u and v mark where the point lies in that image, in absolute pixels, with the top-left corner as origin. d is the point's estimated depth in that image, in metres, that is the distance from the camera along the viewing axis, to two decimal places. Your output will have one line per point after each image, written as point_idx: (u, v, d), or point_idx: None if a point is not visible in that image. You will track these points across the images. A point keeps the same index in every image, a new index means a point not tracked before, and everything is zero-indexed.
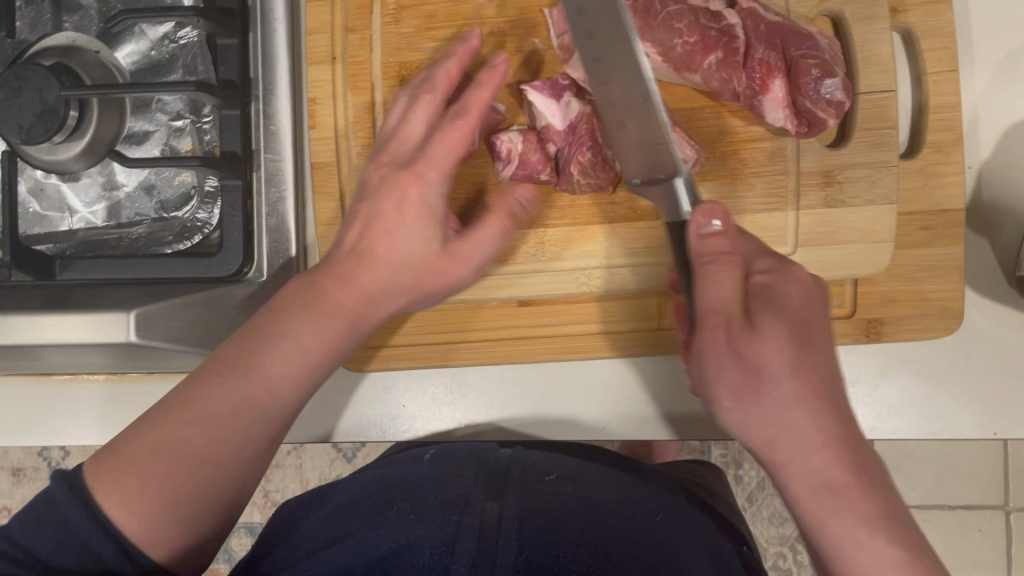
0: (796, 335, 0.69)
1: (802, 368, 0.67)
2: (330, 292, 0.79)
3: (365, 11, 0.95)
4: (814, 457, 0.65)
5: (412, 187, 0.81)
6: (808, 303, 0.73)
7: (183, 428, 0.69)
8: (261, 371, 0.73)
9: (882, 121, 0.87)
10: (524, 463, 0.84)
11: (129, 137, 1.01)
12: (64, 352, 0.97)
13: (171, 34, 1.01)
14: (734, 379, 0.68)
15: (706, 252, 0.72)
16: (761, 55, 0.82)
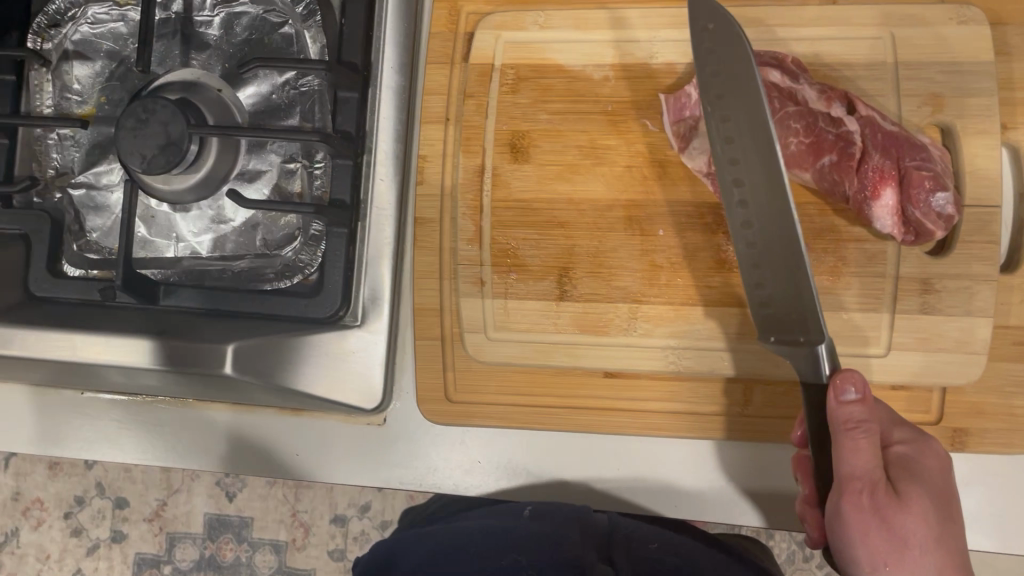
0: (938, 506, 0.78)
1: (942, 540, 0.78)
2: None
3: (485, 79, 0.98)
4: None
5: None
6: (942, 468, 0.80)
7: None
8: None
9: (985, 234, 0.89)
10: (624, 528, 0.96)
11: (242, 174, 1.05)
12: (135, 373, 0.97)
13: (292, 80, 1.05)
14: (879, 539, 0.77)
15: (849, 421, 0.75)
16: (875, 162, 0.84)
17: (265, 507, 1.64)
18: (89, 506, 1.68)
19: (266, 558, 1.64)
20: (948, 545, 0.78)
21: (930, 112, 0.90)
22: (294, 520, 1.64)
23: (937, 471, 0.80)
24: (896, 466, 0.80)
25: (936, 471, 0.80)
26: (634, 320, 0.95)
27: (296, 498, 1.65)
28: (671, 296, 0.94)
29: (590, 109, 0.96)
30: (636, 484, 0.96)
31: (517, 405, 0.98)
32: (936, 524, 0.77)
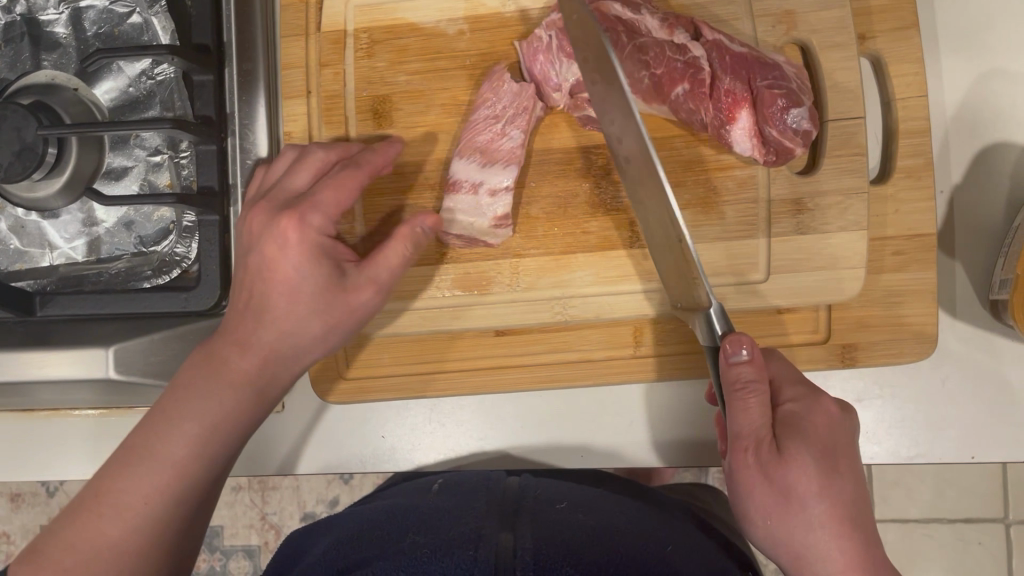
0: (825, 461, 0.75)
1: (826, 493, 0.74)
2: (227, 359, 0.78)
3: (339, 46, 0.97)
4: (844, 573, 0.74)
5: (292, 230, 0.78)
6: (830, 432, 0.76)
7: (120, 482, 0.73)
8: (163, 451, 0.74)
9: (852, 146, 0.88)
10: (535, 494, 0.88)
11: (108, 173, 1.02)
12: (54, 390, 0.98)
13: (148, 71, 1.01)
14: (766, 498, 0.75)
15: (738, 381, 0.72)
16: (727, 86, 0.84)
17: (231, 514, 1.54)
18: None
19: (240, 564, 1.54)
20: (841, 510, 0.74)
21: (784, 30, 0.90)
22: (263, 524, 1.54)
23: (827, 436, 0.76)
24: (783, 424, 0.76)
25: (826, 436, 0.76)
26: (517, 275, 0.94)
27: (261, 500, 1.54)
28: (550, 246, 0.94)
29: (449, 65, 0.95)
30: (539, 442, 0.96)
31: (411, 375, 0.96)
32: (822, 487, 0.74)
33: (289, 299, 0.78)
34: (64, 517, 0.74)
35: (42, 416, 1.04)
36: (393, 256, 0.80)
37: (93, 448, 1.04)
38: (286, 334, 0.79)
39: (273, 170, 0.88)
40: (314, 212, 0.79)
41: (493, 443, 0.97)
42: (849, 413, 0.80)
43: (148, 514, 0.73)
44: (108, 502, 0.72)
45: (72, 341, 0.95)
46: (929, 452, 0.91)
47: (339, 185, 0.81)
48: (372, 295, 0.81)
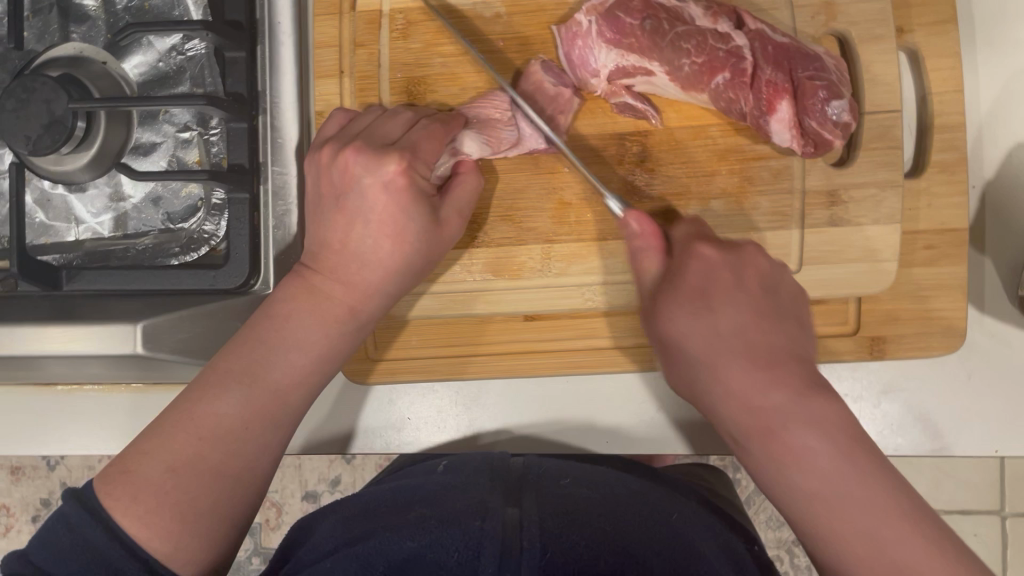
0: (691, 301, 0.79)
1: (701, 324, 0.78)
2: (323, 288, 0.82)
3: (374, 26, 0.97)
4: (734, 401, 0.76)
5: (393, 171, 0.81)
6: (710, 271, 0.80)
7: (220, 403, 0.75)
8: (268, 378, 0.77)
9: (887, 140, 0.88)
10: (539, 472, 0.86)
11: (136, 148, 1.01)
12: (67, 363, 0.96)
13: (179, 46, 1.01)
14: (661, 355, 0.82)
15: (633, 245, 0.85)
16: (768, 77, 0.85)
17: None
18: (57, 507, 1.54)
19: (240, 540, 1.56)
20: (720, 342, 0.78)
21: (823, 21, 0.90)
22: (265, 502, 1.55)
23: (698, 279, 0.80)
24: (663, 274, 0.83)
25: (696, 279, 0.80)
26: (548, 261, 0.94)
27: None
28: (582, 233, 0.94)
29: (484, 47, 0.95)
30: (561, 425, 0.96)
31: (437, 357, 0.97)
32: (692, 328, 0.79)
33: (382, 240, 0.82)
34: (133, 452, 0.73)
35: (61, 390, 1.04)
36: (470, 190, 0.87)
37: (114, 421, 1.04)
38: (354, 279, 0.83)
39: (361, 120, 0.89)
40: (418, 163, 0.83)
41: (517, 426, 0.97)
42: (750, 247, 0.82)
43: (233, 432, 0.74)
44: (225, 399, 0.75)
45: (99, 317, 0.92)
46: (952, 445, 0.91)
47: (434, 136, 0.86)
48: (456, 224, 0.86)
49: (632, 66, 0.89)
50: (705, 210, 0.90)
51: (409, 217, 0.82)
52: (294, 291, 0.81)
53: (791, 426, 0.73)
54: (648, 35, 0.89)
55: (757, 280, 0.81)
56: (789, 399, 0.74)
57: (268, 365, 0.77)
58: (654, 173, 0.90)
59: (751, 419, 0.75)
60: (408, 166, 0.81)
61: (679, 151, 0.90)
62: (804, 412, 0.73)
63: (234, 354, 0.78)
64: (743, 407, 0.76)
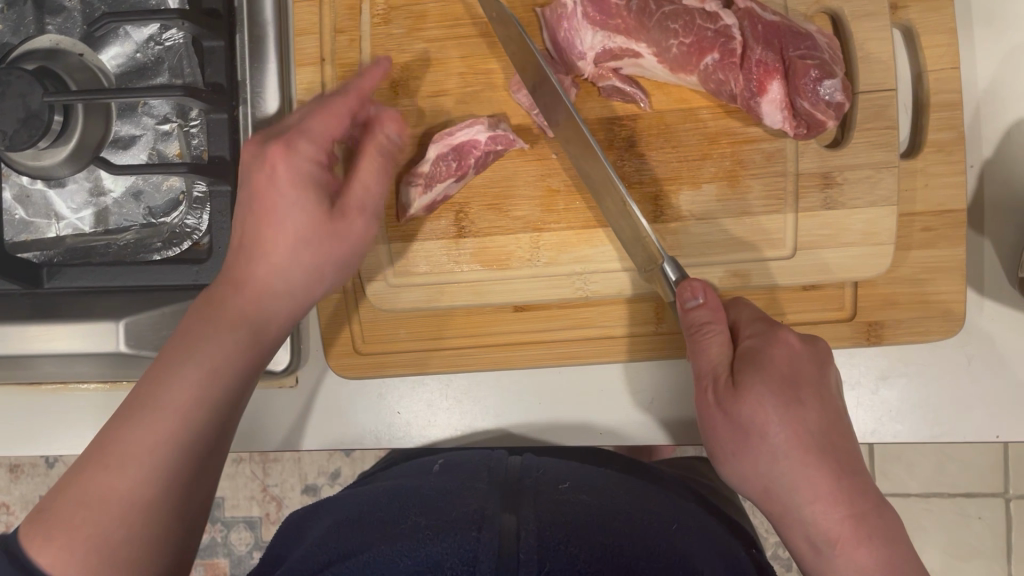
0: (783, 397, 0.73)
1: (793, 424, 0.73)
2: (229, 299, 0.74)
3: (354, 11, 0.95)
4: (815, 505, 0.73)
5: (281, 162, 0.74)
6: (795, 363, 0.75)
7: (133, 429, 0.66)
8: (166, 401, 0.67)
9: (882, 119, 0.86)
10: (536, 474, 0.84)
11: (116, 141, 0.99)
12: (57, 362, 0.95)
13: (156, 36, 0.98)
14: (728, 435, 0.75)
15: (694, 324, 0.78)
16: (759, 56, 0.82)
17: (233, 485, 1.53)
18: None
19: (241, 535, 1.53)
20: (808, 442, 0.73)
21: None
22: (265, 496, 1.53)
23: (787, 369, 0.74)
24: (744, 359, 0.75)
25: (785, 369, 0.74)
26: (536, 250, 0.93)
27: (262, 472, 1.54)
28: (571, 221, 0.92)
29: (466, 32, 0.93)
30: (554, 421, 0.94)
31: (426, 348, 0.95)
32: (783, 424, 0.72)
33: (278, 238, 0.75)
34: (51, 498, 0.65)
35: (49, 389, 1.02)
36: (372, 170, 0.79)
37: (102, 420, 1.02)
38: (253, 275, 0.75)
39: (290, 116, 0.82)
40: (304, 141, 0.75)
41: (510, 424, 0.95)
42: (821, 345, 0.78)
43: (151, 457, 0.66)
44: (135, 430, 0.66)
45: (81, 315, 0.91)
46: (953, 431, 0.89)
47: (329, 111, 0.76)
48: (360, 219, 0.79)
49: (619, 47, 0.87)
50: (696, 193, 0.88)
51: (297, 205, 0.75)
52: (196, 310, 0.74)
53: (860, 541, 0.72)
54: (635, 16, 0.86)
55: (829, 386, 0.77)
56: (864, 511, 0.73)
57: (169, 376, 0.69)
58: (644, 156, 0.88)
59: (817, 516, 0.73)
60: (289, 147, 0.74)
61: (669, 134, 0.88)
62: (876, 524, 0.73)
63: (145, 381, 0.69)
64: (824, 519, 0.73)
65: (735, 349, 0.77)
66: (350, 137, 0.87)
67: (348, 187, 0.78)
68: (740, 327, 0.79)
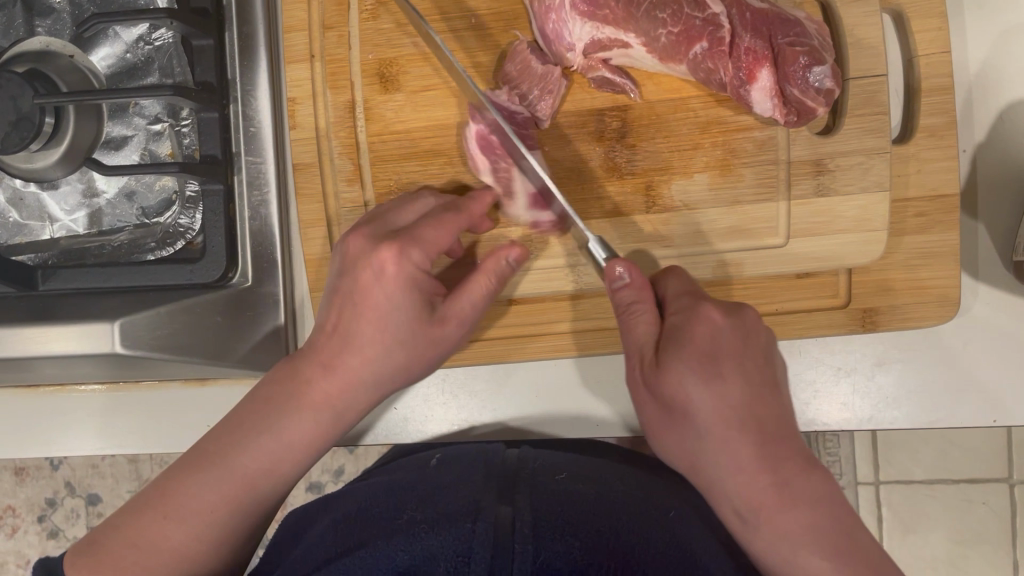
0: (701, 368, 0.70)
1: (714, 395, 0.70)
2: (314, 382, 0.77)
3: (343, 8, 0.94)
4: (738, 475, 0.69)
5: (389, 264, 0.77)
6: (717, 338, 0.72)
7: (195, 488, 0.73)
8: (239, 468, 0.74)
9: (874, 105, 0.85)
10: (533, 465, 0.84)
11: (107, 142, 0.99)
12: (58, 364, 0.95)
13: (146, 36, 0.98)
14: (657, 412, 0.74)
15: (624, 304, 0.77)
16: (748, 44, 0.83)
17: None
18: (62, 507, 1.53)
19: None
20: (729, 413, 0.70)
21: None
22: None
23: (705, 343, 0.72)
24: (668, 336, 0.74)
25: (704, 342, 0.72)
26: (530, 243, 0.93)
27: None
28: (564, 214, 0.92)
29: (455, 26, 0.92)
30: (551, 412, 0.95)
31: None
32: (702, 397, 0.70)
33: (366, 334, 0.78)
34: (124, 516, 0.73)
35: (49, 390, 1.02)
36: (474, 292, 0.80)
37: (102, 420, 1.02)
38: (343, 369, 0.77)
39: (399, 208, 0.84)
40: (415, 250, 0.78)
41: (507, 417, 0.96)
42: (750, 314, 0.76)
43: (203, 514, 0.72)
44: (196, 489, 0.73)
45: (74, 317, 0.91)
46: (948, 416, 0.89)
47: (442, 223, 0.81)
48: (457, 328, 0.81)
49: (607, 38, 0.87)
50: (689, 183, 0.88)
51: (397, 315, 0.77)
52: (283, 378, 0.78)
53: (785, 510, 0.68)
54: (623, 6, 0.86)
55: (761, 353, 0.74)
56: (785, 476, 0.68)
57: (241, 450, 0.74)
58: (635, 147, 0.88)
59: (738, 485, 0.69)
60: (402, 255, 0.77)
61: (660, 125, 0.88)
62: (800, 487, 0.68)
63: (214, 437, 0.76)
64: (747, 489, 0.69)
65: (663, 327, 0.75)
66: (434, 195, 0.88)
67: (450, 300, 0.80)
68: (670, 302, 0.78)
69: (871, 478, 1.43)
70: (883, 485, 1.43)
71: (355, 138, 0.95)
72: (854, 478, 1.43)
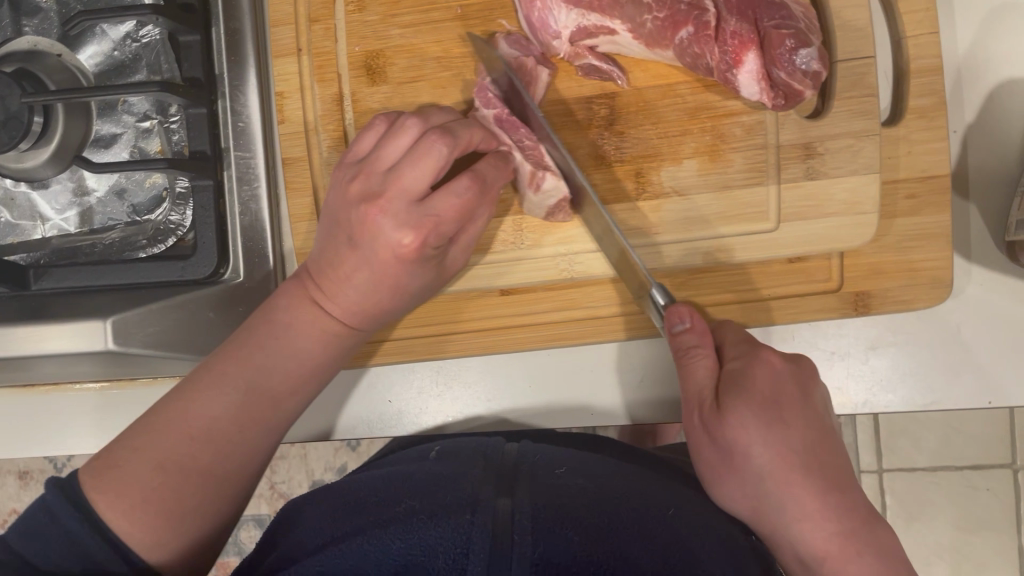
0: (765, 416, 0.73)
1: (783, 445, 0.73)
2: (332, 304, 0.81)
3: (328, 0, 0.94)
4: (805, 524, 0.72)
5: (408, 231, 0.76)
6: (777, 383, 0.75)
7: (212, 405, 0.74)
8: (262, 387, 0.77)
9: (862, 87, 0.85)
10: (533, 460, 0.84)
11: (97, 140, 0.99)
12: (56, 363, 0.95)
13: (133, 33, 0.98)
14: (713, 457, 0.76)
15: (682, 348, 0.79)
16: (733, 28, 0.82)
17: None
18: None
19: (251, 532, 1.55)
20: (791, 461, 0.73)
21: None
22: (272, 493, 1.54)
23: (768, 389, 0.74)
24: (728, 380, 0.76)
25: (767, 389, 0.74)
26: (521, 232, 0.92)
27: (269, 470, 1.54)
28: None
29: (441, 16, 0.92)
30: (547, 404, 0.94)
31: (415, 337, 0.95)
32: (763, 442, 0.72)
33: (382, 285, 0.80)
34: (139, 425, 0.73)
35: (45, 390, 1.02)
36: (478, 223, 0.83)
37: (99, 419, 1.02)
38: (357, 306, 0.81)
39: (392, 140, 0.78)
40: (436, 231, 0.77)
41: (503, 410, 0.95)
42: (806, 364, 0.79)
43: (227, 432, 0.74)
44: (214, 397, 0.74)
45: (65, 315, 0.91)
46: (944, 399, 0.89)
47: (463, 203, 0.77)
48: (458, 259, 0.86)
49: (594, 25, 0.87)
50: (678, 170, 0.88)
51: (411, 274, 0.80)
52: (297, 297, 0.81)
53: (850, 559, 0.71)
54: None
55: (817, 400, 0.77)
56: (854, 528, 0.72)
57: (258, 370, 0.77)
58: (624, 135, 0.88)
59: (806, 533, 0.72)
60: (425, 241, 0.77)
61: (648, 112, 0.88)
62: (866, 541, 0.71)
63: (227, 359, 0.77)
64: (819, 536, 0.72)
65: (720, 372, 0.77)
66: (428, 117, 0.81)
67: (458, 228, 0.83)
68: (723, 349, 0.80)
69: (875, 466, 1.44)
70: (886, 473, 1.43)
71: (343, 131, 0.95)
72: (856, 467, 1.44)
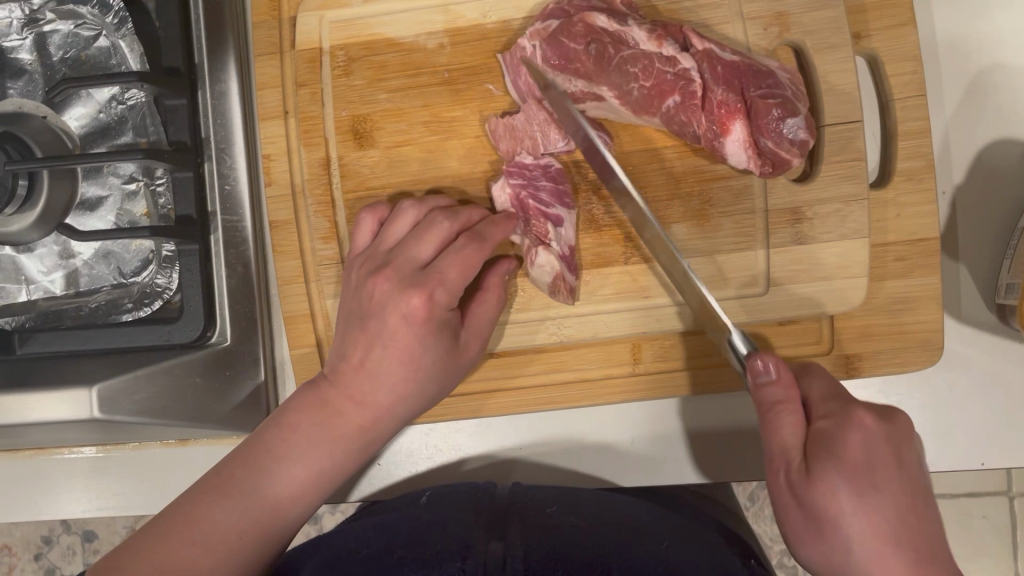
0: (851, 480, 0.64)
1: (864, 503, 0.64)
2: (346, 369, 0.80)
3: (315, 65, 0.93)
4: None
5: (415, 296, 0.77)
6: (872, 448, 0.65)
7: (220, 511, 0.72)
8: (268, 489, 0.75)
9: (850, 152, 0.85)
10: (525, 501, 0.82)
11: (83, 203, 0.98)
12: (46, 431, 0.94)
13: (118, 95, 0.97)
14: (802, 521, 0.67)
15: (767, 403, 0.70)
16: (720, 97, 0.83)
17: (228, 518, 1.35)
18: (59, 545, 1.37)
19: None
20: (884, 529, 0.64)
21: (777, 32, 0.87)
22: None
23: (863, 456, 0.65)
24: (816, 443, 0.67)
25: (860, 455, 0.65)
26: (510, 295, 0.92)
27: None
28: None
29: (429, 80, 0.92)
30: (542, 454, 0.94)
31: None
32: (852, 507, 0.64)
33: (394, 365, 0.79)
34: (153, 526, 0.71)
35: (34, 454, 1.00)
36: (484, 310, 0.83)
37: (88, 482, 1.00)
38: (369, 400, 0.80)
39: (394, 227, 0.84)
40: (441, 291, 0.78)
41: (499, 463, 0.94)
42: (819, 372, 0.75)
43: (229, 544, 0.71)
44: (224, 501, 0.73)
45: (54, 382, 0.90)
46: (937, 460, 0.88)
47: (469, 262, 0.79)
48: (474, 351, 0.83)
49: (580, 91, 0.88)
50: (666, 234, 0.87)
51: (425, 349, 0.79)
52: (307, 399, 0.80)
53: None
54: (594, 61, 0.86)
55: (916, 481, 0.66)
56: None
57: (269, 476, 0.75)
58: (612, 198, 0.88)
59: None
60: (434, 299, 0.77)
61: (637, 175, 0.88)
62: None
63: (238, 465, 0.76)
64: None
65: (805, 430, 0.69)
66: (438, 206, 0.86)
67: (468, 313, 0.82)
68: (816, 408, 0.70)
69: None
70: None
71: (331, 195, 0.94)
72: None
